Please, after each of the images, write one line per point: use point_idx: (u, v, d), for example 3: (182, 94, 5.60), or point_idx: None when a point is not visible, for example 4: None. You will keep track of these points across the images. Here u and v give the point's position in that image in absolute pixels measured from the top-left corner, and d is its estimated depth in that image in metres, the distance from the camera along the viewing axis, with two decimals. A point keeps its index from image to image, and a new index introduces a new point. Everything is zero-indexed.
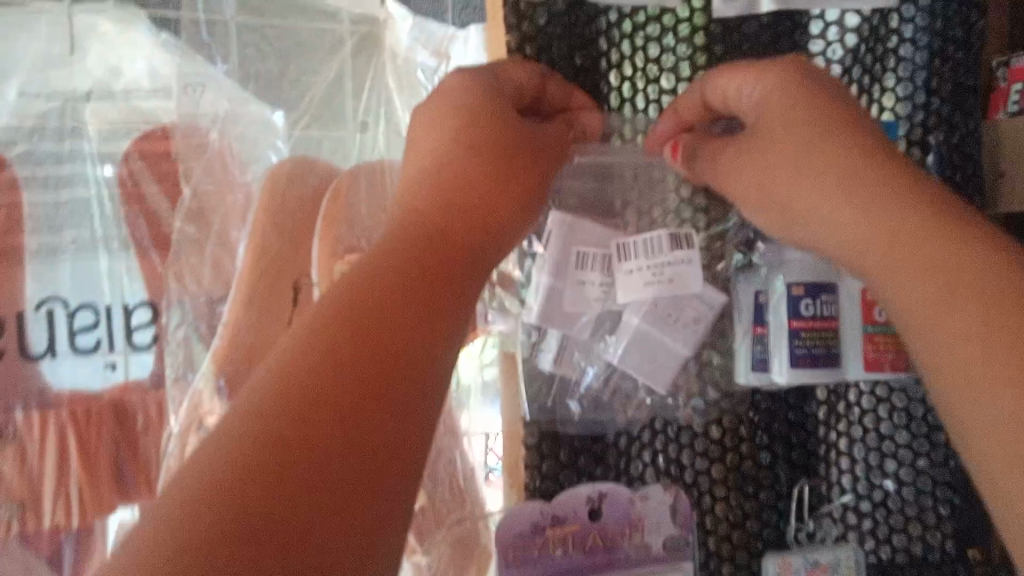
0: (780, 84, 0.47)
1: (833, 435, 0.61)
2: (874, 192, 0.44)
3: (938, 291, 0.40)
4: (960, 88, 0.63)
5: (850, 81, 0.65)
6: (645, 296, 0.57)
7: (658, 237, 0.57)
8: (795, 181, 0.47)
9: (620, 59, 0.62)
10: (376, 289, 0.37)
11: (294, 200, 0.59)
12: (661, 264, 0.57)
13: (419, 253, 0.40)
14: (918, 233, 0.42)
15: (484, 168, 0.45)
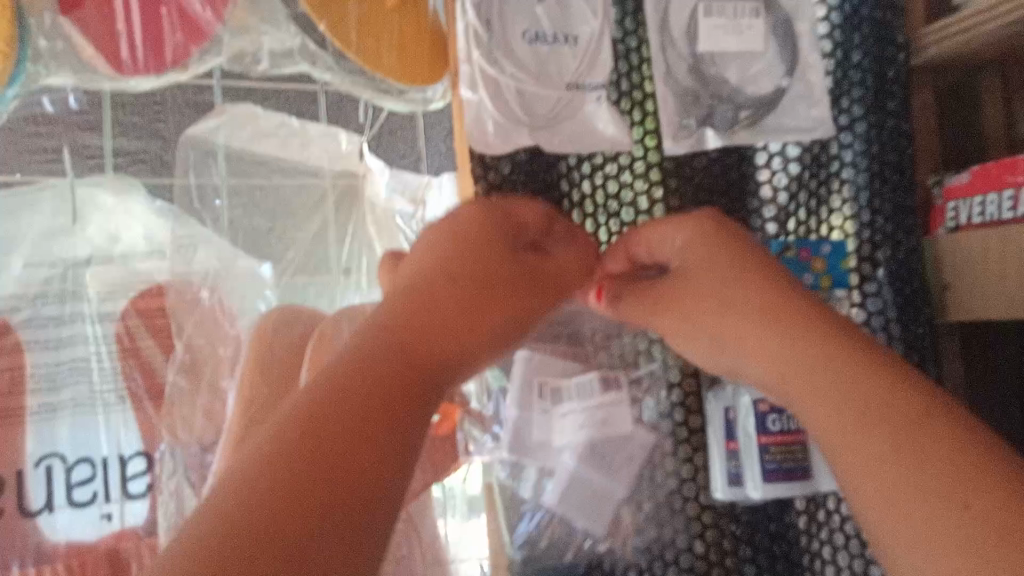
0: (702, 231, 0.50)
1: (816, 544, 0.63)
2: (781, 321, 0.43)
3: (848, 410, 0.39)
4: (899, 208, 0.68)
5: (799, 205, 0.69)
6: (579, 439, 0.59)
7: (590, 381, 0.59)
8: (715, 310, 0.47)
9: (582, 198, 0.67)
10: (335, 408, 0.36)
11: (282, 349, 0.59)
12: (594, 408, 0.59)
13: (385, 369, 0.39)
14: (818, 358, 0.41)
15: (458, 275, 0.44)
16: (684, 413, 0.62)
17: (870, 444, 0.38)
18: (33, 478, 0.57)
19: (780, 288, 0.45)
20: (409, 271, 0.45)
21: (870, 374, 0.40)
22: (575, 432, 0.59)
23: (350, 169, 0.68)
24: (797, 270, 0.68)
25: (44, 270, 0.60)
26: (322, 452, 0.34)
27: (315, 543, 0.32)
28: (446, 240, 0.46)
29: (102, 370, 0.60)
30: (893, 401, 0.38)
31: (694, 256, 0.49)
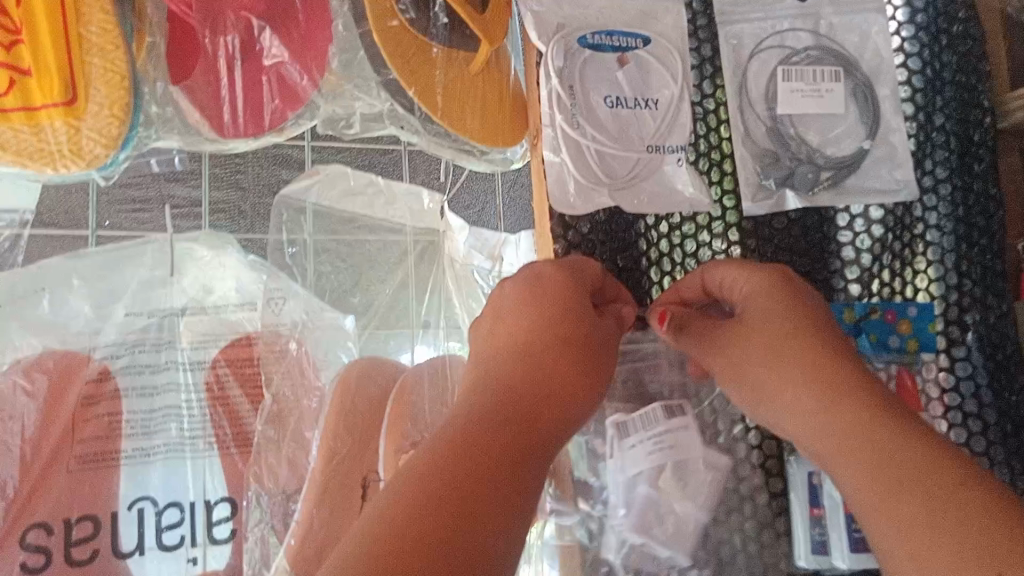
0: (764, 283, 0.50)
1: None
2: (833, 385, 0.45)
3: (894, 474, 0.41)
4: (989, 272, 0.67)
5: (882, 267, 0.68)
6: (649, 466, 0.55)
7: (652, 409, 0.57)
8: (763, 368, 0.48)
9: (659, 256, 0.67)
10: (463, 452, 0.39)
11: (364, 401, 0.60)
12: (661, 434, 0.56)
13: (504, 425, 0.41)
14: (866, 423, 0.43)
15: (568, 333, 0.45)
16: (764, 477, 0.61)
17: (900, 507, 0.40)
18: (125, 520, 0.58)
19: (828, 354, 0.46)
20: (512, 330, 0.46)
21: (916, 444, 0.41)
22: (644, 461, 0.56)
23: (432, 227, 0.70)
24: (882, 333, 0.66)
25: (143, 320, 0.63)
26: (456, 491, 0.37)
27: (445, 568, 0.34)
28: (544, 299, 0.46)
29: (191, 417, 0.62)
30: (929, 470, 0.40)
31: (751, 308, 0.50)
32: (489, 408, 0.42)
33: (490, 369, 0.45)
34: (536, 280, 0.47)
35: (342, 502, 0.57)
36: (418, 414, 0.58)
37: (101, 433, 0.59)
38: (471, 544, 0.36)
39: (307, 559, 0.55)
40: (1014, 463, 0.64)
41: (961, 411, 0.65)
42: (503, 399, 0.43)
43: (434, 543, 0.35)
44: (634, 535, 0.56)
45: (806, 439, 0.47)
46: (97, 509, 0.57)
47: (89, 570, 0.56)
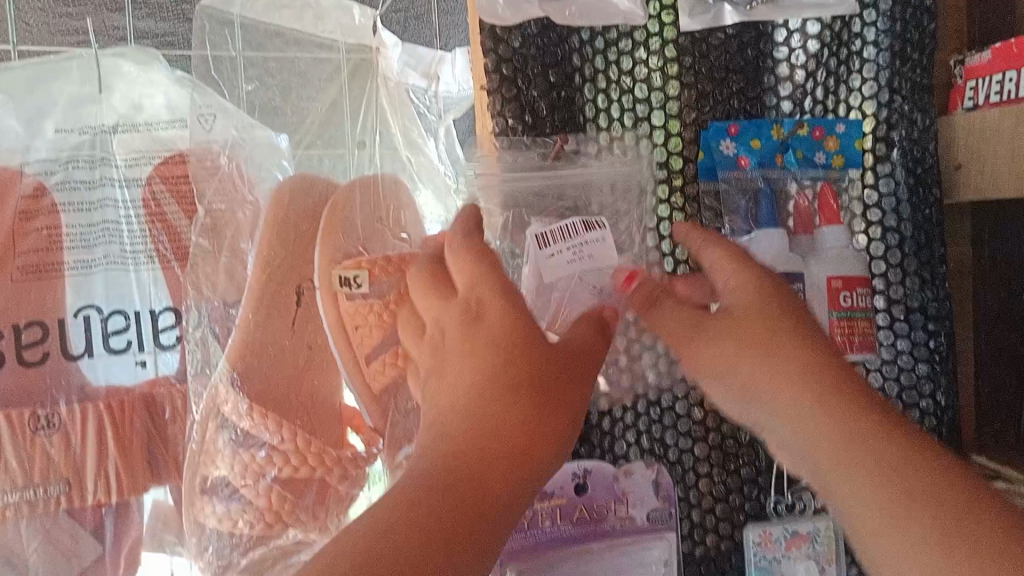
0: (745, 282, 0.50)
1: None
2: (823, 390, 0.45)
3: (886, 480, 0.41)
4: (918, 87, 0.65)
5: (816, 84, 0.68)
6: (568, 274, 0.61)
7: (572, 222, 0.61)
8: (755, 367, 0.48)
9: (594, 73, 0.67)
10: (395, 532, 0.37)
11: (298, 213, 0.62)
12: (579, 245, 0.61)
13: (448, 494, 0.39)
14: (859, 436, 0.43)
15: (508, 383, 0.43)
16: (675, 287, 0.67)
17: (913, 523, 0.40)
18: (73, 325, 0.61)
19: (817, 361, 0.47)
20: (482, 337, 0.44)
21: (909, 453, 0.42)
22: (563, 269, 0.61)
23: (363, 44, 0.68)
24: (809, 149, 0.67)
25: (75, 137, 0.63)
26: (422, 534, 0.37)
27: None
28: (477, 342, 0.44)
29: (131, 231, 0.63)
30: (921, 474, 0.41)
31: (738, 302, 0.50)
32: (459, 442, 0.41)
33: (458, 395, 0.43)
34: (475, 311, 0.45)
35: (278, 308, 0.60)
36: (351, 225, 0.62)
37: (41, 245, 0.61)
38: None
39: (246, 359, 0.58)
40: (923, 273, 0.67)
41: (881, 226, 0.67)
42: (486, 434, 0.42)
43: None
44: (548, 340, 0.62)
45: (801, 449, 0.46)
46: (45, 316, 0.60)
47: (42, 370, 0.59)
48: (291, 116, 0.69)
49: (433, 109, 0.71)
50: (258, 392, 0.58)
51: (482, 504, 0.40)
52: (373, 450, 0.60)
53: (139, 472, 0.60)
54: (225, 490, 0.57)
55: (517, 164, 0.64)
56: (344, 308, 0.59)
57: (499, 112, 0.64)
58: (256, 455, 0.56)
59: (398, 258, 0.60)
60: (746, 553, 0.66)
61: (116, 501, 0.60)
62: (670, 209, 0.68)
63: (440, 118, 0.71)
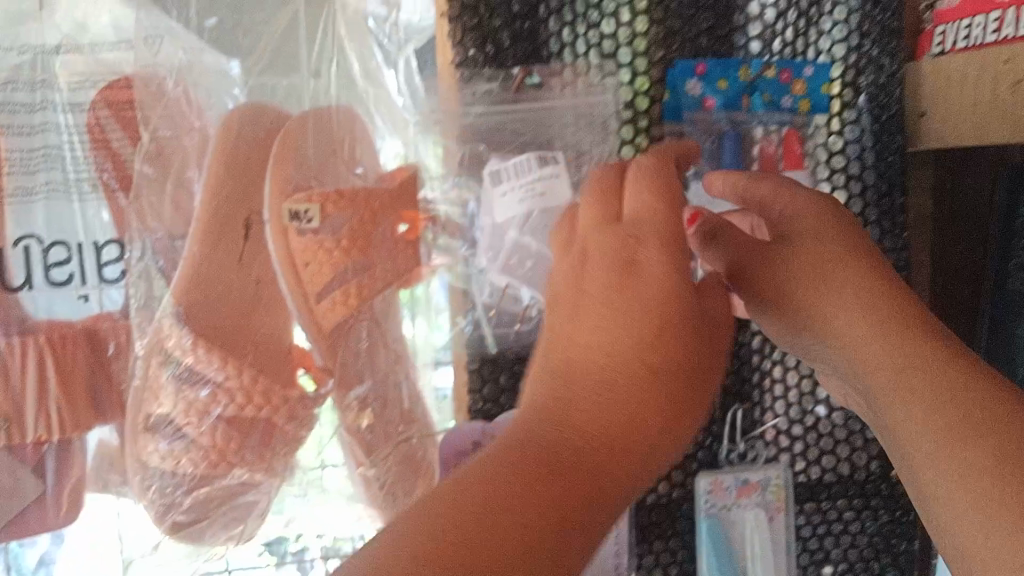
0: (808, 208, 0.51)
1: (768, 364, 0.70)
2: (888, 319, 0.46)
3: (949, 407, 0.42)
4: (887, 30, 0.64)
5: (786, 25, 0.66)
6: (519, 213, 0.59)
7: (526, 159, 0.59)
8: (834, 297, 0.47)
9: (560, 5, 0.63)
10: (505, 497, 0.37)
11: (247, 143, 0.59)
12: (530, 182, 0.59)
13: (561, 457, 0.39)
14: (921, 364, 0.44)
15: (650, 351, 0.41)
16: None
17: (974, 456, 0.40)
18: (12, 256, 0.59)
19: (881, 287, 0.47)
20: (605, 279, 0.43)
21: (972, 384, 0.42)
22: (516, 208, 0.59)
23: None
24: (776, 93, 0.66)
25: (12, 57, 0.59)
26: (554, 468, 0.38)
27: (516, 550, 0.36)
28: (627, 300, 0.42)
29: (75, 158, 0.60)
30: (986, 403, 0.41)
31: (799, 224, 0.50)
32: (586, 387, 0.41)
33: (592, 336, 0.42)
34: (632, 259, 0.43)
35: (225, 241, 0.58)
36: (303, 158, 0.60)
37: None
38: (571, 503, 0.38)
39: (190, 294, 0.56)
40: (884, 222, 0.66)
41: (843, 173, 0.66)
42: (615, 378, 0.41)
43: (520, 507, 0.37)
44: (498, 278, 0.62)
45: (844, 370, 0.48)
46: None
47: None
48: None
49: (394, 40, 0.66)
50: (203, 328, 0.56)
51: (598, 476, 0.39)
52: (324, 390, 0.60)
53: (82, 410, 0.59)
54: (168, 428, 0.56)
55: (475, 96, 0.63)
56: (294, 245, 0.58)
57: (459, 41, 0.61)
58: (199, 395, 0.55)
59: (349, 194, 0.60)
60: (697, 501, 0.68)
61: (57, 439, 0.59)
62: (634, 151, 0.66)
63: (399, 48, 0.66)
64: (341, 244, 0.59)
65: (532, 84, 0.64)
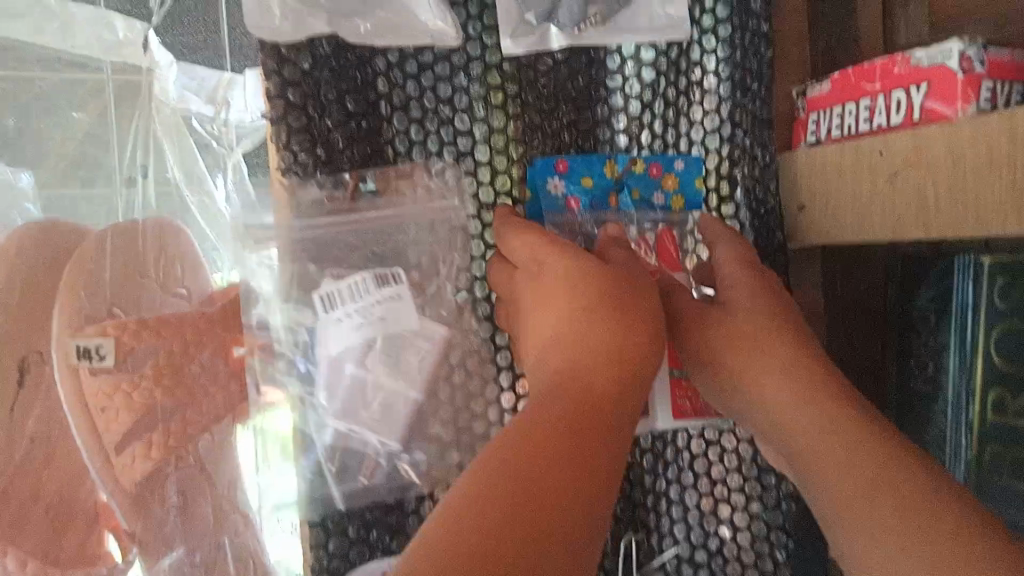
0: (736, 262, 0.53)
1: (663, 484, 0.62)
2: (808, 379, 0.46)
3: (860, 468, 0.42)
4: (757, 120, 0.59)
5: (654, 116, 0.61)
6: (356, 342, 0.53)
7: (360, 278, 0.54)
8: (760, 359, 0.48)
9: (406, 101, 0.57)
10: (533, 458, 0.34)
11: (28, 269, 0.50)
12: (370, 303, 0.53)
13: (560, 407, 0.37)
14: (831, 424, 0.44)
15: (597, 321, 0.41)
16: (491, 349, 0.58)
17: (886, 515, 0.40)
18: None
19: (800, 349, 0.48)
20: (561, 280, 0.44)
21: (887, 443, 0.42)
22: (351, 335, 0.53)
23: (131, 64, 0.57)
24: (646, 189, 0.61)
25: None
26: (573, 429, 0.36)
27: (575, 508, 0.33)
28: (560, 287, 0.44)
29: None
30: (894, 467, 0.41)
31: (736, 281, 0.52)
32: (560, 362, 0.40)
33: (561, 320, 0.42)
34: (543, 272, 0.47)
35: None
36: (98, 281, 0.51)
37: None
38: (587, 459, 0.35)
39: None
40: None
41: None
42: (598, 339, 0.41)
43: (555, 471, 0.34)
44: (336, 422, 0.55)
45: (772, 433, 0.48)
46: None
47: None
48: (32, 150, 0.57)
49: (224, 141, 0.60)
50: None
51: (600, 415, 0.38)
52: (128, 558, 0.52)
53: None
54: None
55: (305, 206, 0.55)
56: (86, 388, 0.49)
57: (284, 144, 0.54)
58: None
59: (157, 322, 0.51)
60: None
61: None
62: None
63: (230, 150, 0.60)
64: (142, 382, 0.50)
65: (368, 190, 0.57)
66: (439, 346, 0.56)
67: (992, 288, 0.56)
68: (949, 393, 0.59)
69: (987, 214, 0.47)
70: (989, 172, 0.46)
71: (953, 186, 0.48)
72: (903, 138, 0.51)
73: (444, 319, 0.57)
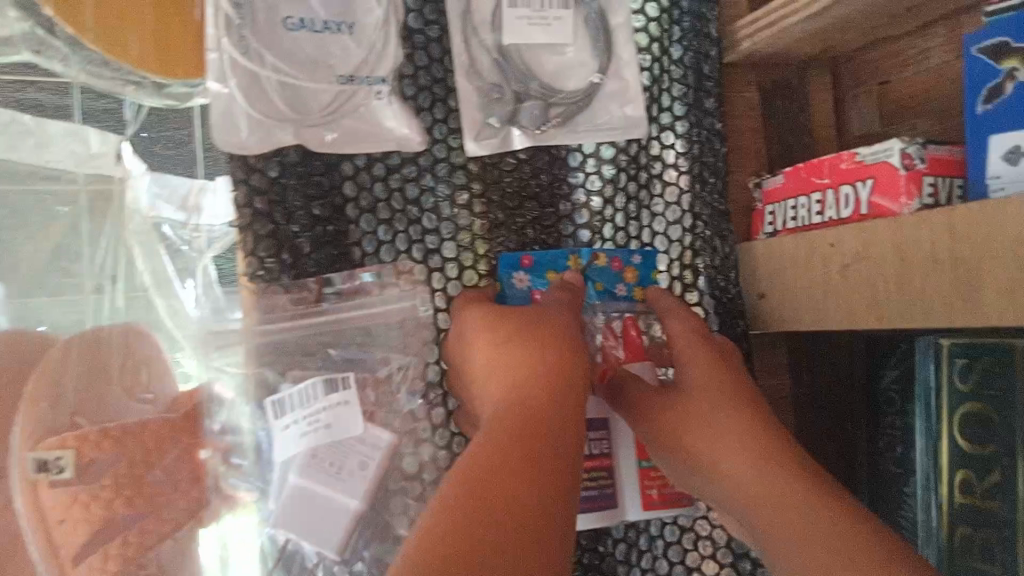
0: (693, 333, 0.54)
1: (637, 573, 0.61)
2: (763, 453, 0.48)
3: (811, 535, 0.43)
4: (715, 212, 0.62)
5: (616, 211, 0.62)
6: (301, 449, 0.53)
7: (309, 384, 0.53)
8: (717, 432, 0.50)
9: (373, 202, 0.58)
10: (492, 487, 0.37)
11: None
12: (316, 409, 0.53)
13: (520, 463, 0.39)
14: (783, 495, 0.46)
15: (552, 380, 0.45)
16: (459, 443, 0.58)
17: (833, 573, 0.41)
18: None
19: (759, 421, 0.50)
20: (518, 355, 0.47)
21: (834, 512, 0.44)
22: (297, 442, 0.53)
23: (104, 175, 0.59)
24: (609, 281, 0.60)
25: None
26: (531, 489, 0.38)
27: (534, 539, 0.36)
28: (520, 359, 0.47)
29: None
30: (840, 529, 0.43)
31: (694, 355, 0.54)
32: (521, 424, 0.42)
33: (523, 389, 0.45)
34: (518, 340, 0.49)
35: None
36: (61, 394, 0.51)
37: None
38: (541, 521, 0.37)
39: None
40: None
41: None
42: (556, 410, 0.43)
43: (509, 528, 0.35)
44: (277, 531, 0.53)
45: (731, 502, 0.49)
46: None
47: None
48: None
49: (195, 245, 0.61)
50: None
51: (554, 476, 0.39)
52: None
53: None
54: None
55: (271, 309, 0.56)
56: (46, 501, 0.48)
57: (251, 252, 0.55)
58: None
59: (119, 432, 0.51)
60: None
61: None
62: None
63: (201, 253, 0.61)
64: (101, 493, 0.50)
65: (333, 293, 0.57)
66: (407, 443, 0.57)
67: (953, 368, 0.54)
68: (919, 473, 0.57)
69: (935, 306, 0.48)
70: (935, 268, 0.47)
71: (902, 278, 0.49)
72: (852, 233, 0.52)
73: (413, 414, 0.58)
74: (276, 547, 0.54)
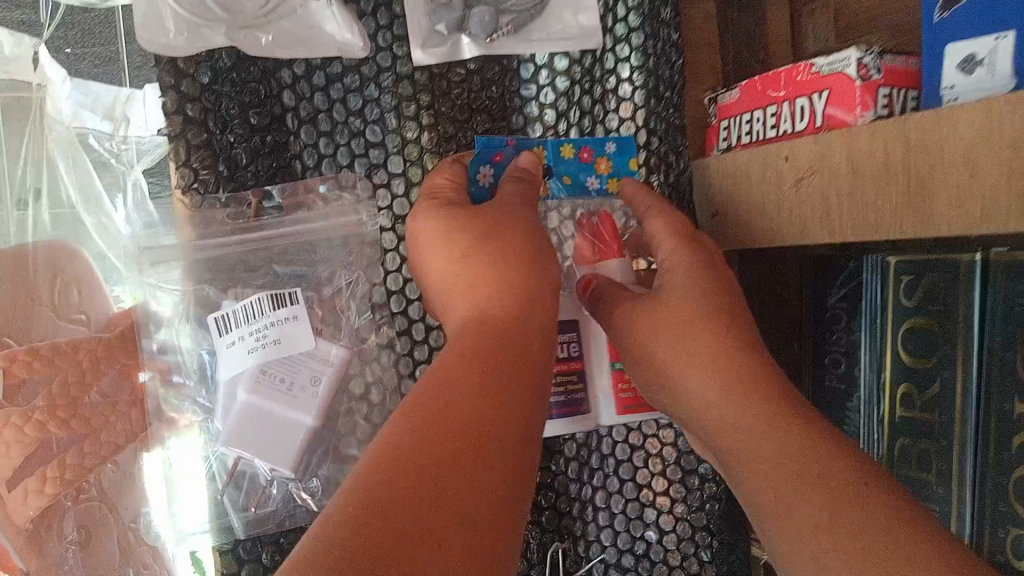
0: (676, 253, 0.53)
1: (588, 491, 0.61)
2: (731, 371, 0.48)
3: (773, 445, 0.44)
4: (672, 127, 0.60)
5: (569, 125, 0.60)
6: (249, 366, 0.51)
7: (252, 300, 0.52)
8: (674, 348, 0.50)
9: (314, 114, 0.55)
10: (436, 412, 0.35)
11: None
12: (262, 324, 0.51)
13: (459, 390, 0.37)
14: (753, 413, 0.46)
15: (509, 302, 0.45)
16: (409, 364, 0.57)
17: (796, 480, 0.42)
18: None
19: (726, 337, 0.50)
20: (467, 262, 0.48)
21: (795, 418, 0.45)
22: (244, 358, 0.51)
23: (19, 81, 0.54)
24: (578, 175, 0.60)
25: None
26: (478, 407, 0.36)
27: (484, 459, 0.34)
28: (479, 270, 0.47)
29: None
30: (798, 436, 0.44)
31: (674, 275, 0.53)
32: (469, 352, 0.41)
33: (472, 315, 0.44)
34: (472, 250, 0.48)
35: None
36: None
37: None
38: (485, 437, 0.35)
39: None
40: None
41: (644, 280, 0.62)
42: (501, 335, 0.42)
43: (446, 449, 0.33)
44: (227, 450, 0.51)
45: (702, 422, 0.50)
46: None
47: None
48: None
49: (122, 158, 0.60)
50: None
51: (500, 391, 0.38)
52: None
53: None
54: None
55: (209, 225, 0.54)
56: None
57: (184, 162, 0.52)
58: None
59: (49, 352, 0.49)
60: None
61: None
62: None
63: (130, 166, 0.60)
64: (33, 415, 0.48)
65: (273, 207, 0.55)
66: (354, 363, 0.56)
67: (900, 287, 0.55)
68: (862, 389, 0.59)
69: (885, 218, 0.48)
70: (886, 177, 0.47)
71: (853, 191, 0.49)
72: (807, 145, 0.51)
73: (361, 332, 0.56)
74: (224, 468, 0.53)
